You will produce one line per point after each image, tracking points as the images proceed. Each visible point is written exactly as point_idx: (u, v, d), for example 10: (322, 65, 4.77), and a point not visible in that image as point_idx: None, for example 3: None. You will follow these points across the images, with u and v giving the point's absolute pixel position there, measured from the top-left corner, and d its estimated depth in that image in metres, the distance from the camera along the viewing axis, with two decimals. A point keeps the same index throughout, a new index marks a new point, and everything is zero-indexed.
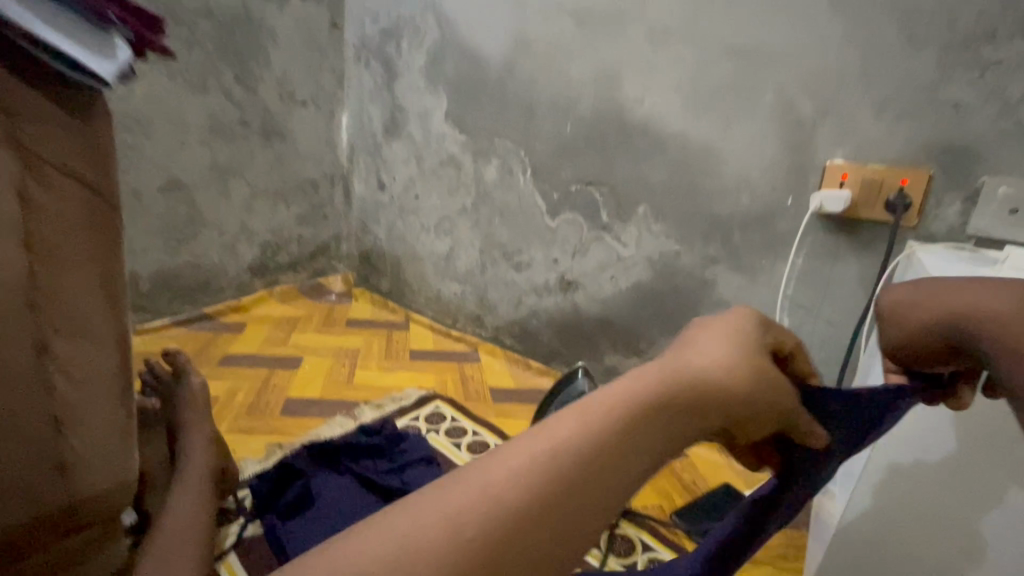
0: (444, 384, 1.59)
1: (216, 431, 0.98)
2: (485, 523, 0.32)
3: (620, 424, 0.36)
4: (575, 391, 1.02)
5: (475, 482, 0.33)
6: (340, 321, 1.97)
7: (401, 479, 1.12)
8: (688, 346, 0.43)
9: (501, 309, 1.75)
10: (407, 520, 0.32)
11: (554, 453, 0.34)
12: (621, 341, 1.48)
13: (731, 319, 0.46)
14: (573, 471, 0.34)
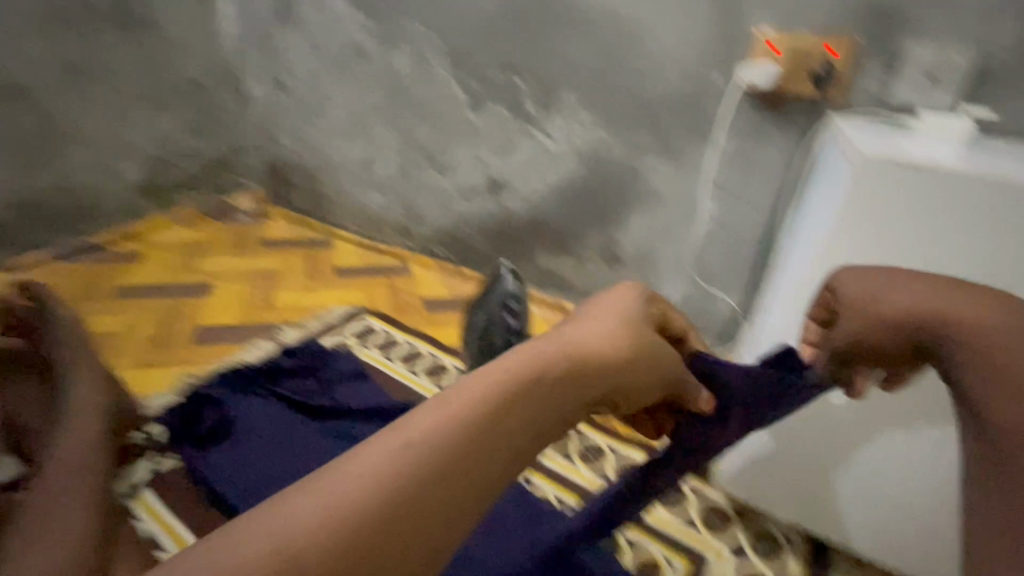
0: (374, 300, 1.52)
1: (103, 368, 0.87)
2: (382, 501, 0.28)
3: (525, 390, 0.34)
4: (501, 291, 0.98)
5: (372, 462, 0.29)
6: (255, 242, 1.80)
7: (330, 395, 1.07)
8: (581, 322, 0.43)
9: (428, 218, 1.64)
10: (297, 509, 0.27)
11: (455, 417, 0.32)
12: (553, 240, 1.44)
13: (619, 302, 0.48)
14: (478, 438, 0.31)
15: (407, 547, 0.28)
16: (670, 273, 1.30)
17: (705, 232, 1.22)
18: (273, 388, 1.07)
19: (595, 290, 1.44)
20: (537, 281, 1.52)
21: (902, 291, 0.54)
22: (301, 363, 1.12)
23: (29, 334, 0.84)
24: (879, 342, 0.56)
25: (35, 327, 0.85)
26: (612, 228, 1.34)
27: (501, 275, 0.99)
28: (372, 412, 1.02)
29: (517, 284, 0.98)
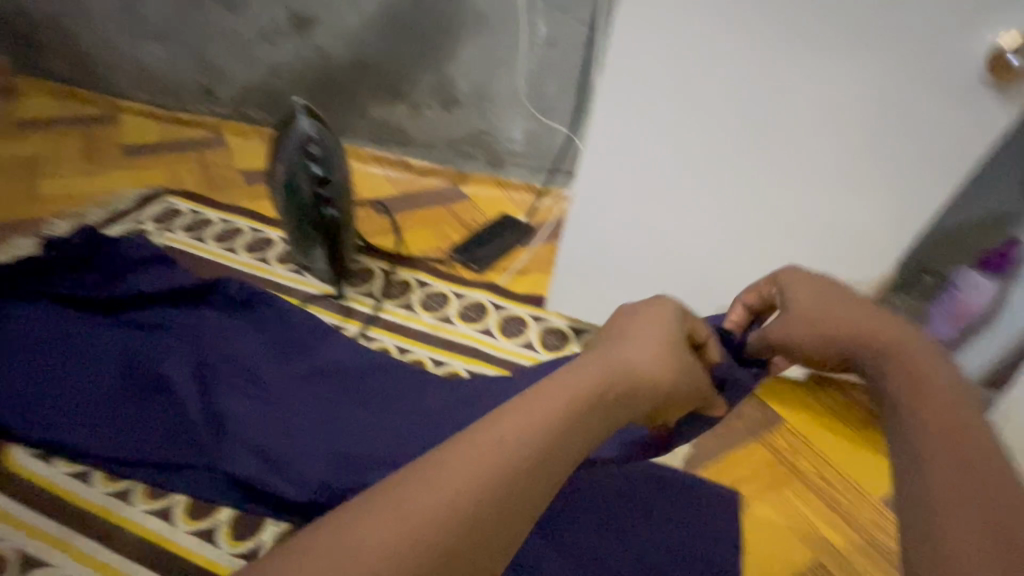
0: (178, 177, 1.27)
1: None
2: (466, 511, 0.32)
3: (579, 406, 0.39)
4: (296, 135, 0.83)
5: (473, 460, 0.34)
6: (6, 125, 1.40)
7: (119, 286, 0.91)
8: (622, 335, 0.47)
9: (231, 72, 1.36)
10: (401, 505, 0.32)
11: (537, 422, 0.37)
12: (381, 85, 1.26)
13: (657, 306, 0.51)
14: (546, 443, 0.36)
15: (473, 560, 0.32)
16: (510, 108, 1.21)
17: (538, 56, 1.12)
18: (38, 288, 0.88)
19: (437, 139, 1.31)
20: (374, 136, 1.36)
21: (839, 310, 0.55)
22: (74, 252, 0.91)
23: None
24: (811, 348, 0.56)
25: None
26: (442, 62, 1.19)
27: (293, 116, 0.83)
28: (175, 293, 0.89)
29: (316, 125, 0.83)
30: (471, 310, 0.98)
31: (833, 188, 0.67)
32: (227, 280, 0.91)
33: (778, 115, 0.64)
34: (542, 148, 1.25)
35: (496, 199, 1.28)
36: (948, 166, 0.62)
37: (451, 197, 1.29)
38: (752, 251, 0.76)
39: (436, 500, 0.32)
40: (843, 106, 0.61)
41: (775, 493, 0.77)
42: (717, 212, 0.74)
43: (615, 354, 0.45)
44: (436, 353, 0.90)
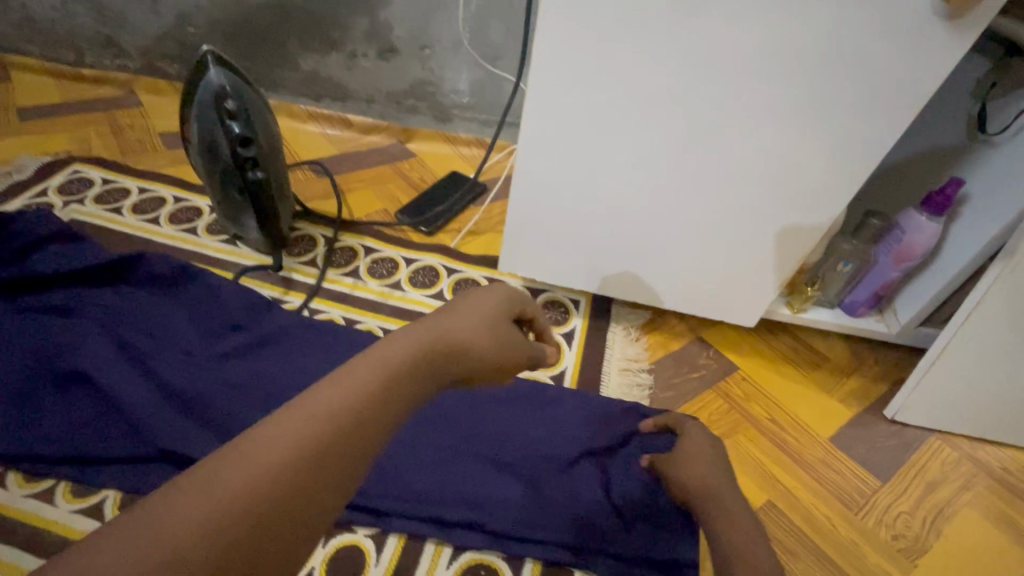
0: (87, 142, 1.14)
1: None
2: (282, 482, 0.29)
3: (401, 375, 0.36)
4: (206, 85, 0.74)
5: (275, 439, 0.30)
6: None
7: (20, 267, 0.81)
8: (449, 309, 0.43)
9: (135, 18, 1.20)
10: (191, 506, 0.27)
11: (355, 393, 0.34)
12: (308, 32, 1.15)
13: (485, 294, 0.46)
14: (362, 409, 0.33)
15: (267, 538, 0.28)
16: (452, 55, 1.13)
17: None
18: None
19: (376, 92, 1.21)
20: (307, 90, 1.25)
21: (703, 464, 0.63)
22: None
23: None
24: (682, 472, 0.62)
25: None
26: (374, 5, 1.08)
27: (200, 65, 0.74)
28: (85, 272, 0.80)
29: (227, 74, 0.75)
30: (422, 275, 0.94)
31: (775, 125, 0.65)
32: (147, 253, 0.82)
33: (718, 49, 0.61)
34: (490, 99, 1.18)
35: (444, 158, 1.21)
36: (890, 97, 0.60)
37: (396, 155, 1.21)
38: (697, 196, 0.74)
39: (230, 482, 0.28)
40: (784, 34, 0.58)
41: (732, 440, 0.79)
42: (659, 155, 0.71)
43: (434, 324, 0.41)
44: (386, 321, 0.86)
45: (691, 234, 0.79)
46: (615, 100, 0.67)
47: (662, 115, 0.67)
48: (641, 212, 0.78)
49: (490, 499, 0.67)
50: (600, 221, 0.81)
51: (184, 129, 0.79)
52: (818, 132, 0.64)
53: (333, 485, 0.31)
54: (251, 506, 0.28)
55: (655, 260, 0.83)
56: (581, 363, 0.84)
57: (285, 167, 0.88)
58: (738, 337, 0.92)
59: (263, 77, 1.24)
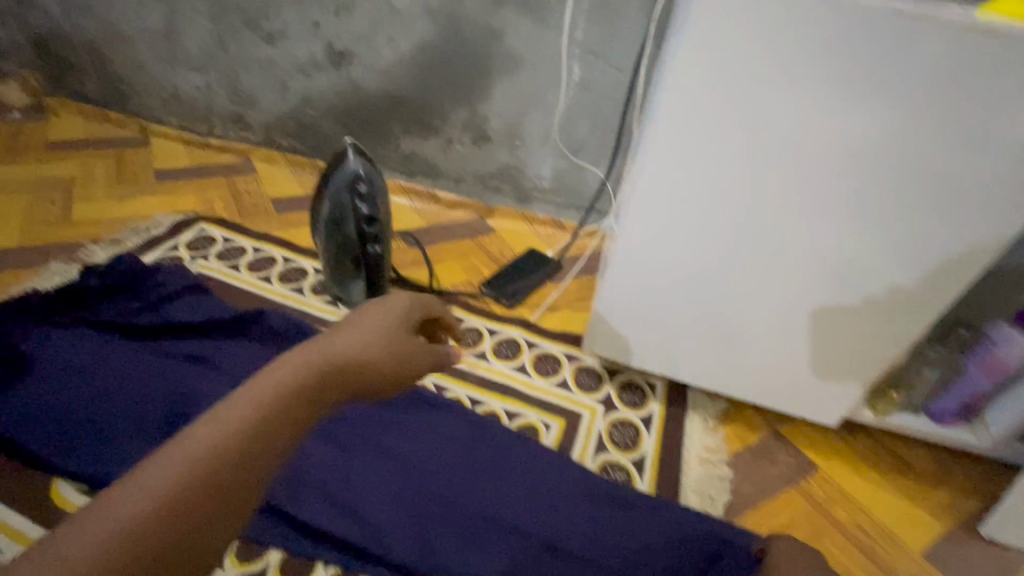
0: (210, 203, 1.29)
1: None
2: (192, 486, 0.36)
3: (300, 385, 0.42)
4: (345, 171, 0.84)
5: (182, 452, 0.37)
6: (37, 146, 1.40)
7: (158, 314, 0.91)
8: (347, 328, 0.50)
9: (264, 101, 1.38)
10: (121, 515, 0.34)
11: (252, 406, 0.40)
12: (413, 120, 1.28)
13: (387, 309, 0.53)
14: (258, 426, 0.39)
15: (184, 531, 0.35)
16: (540, 146, 1.23)
17: (570, 98, 1.14)
18: (79, 316, 0.88)
19: (465, 173, 1.33)
20: (402, 166, 1.38)
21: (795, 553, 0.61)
22: (119, 278, 0.92)
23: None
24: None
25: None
26: (476, 101, 1.21)
27: (341, 153, 0.85)
28: (214, 324, 0.89)
29: (362, 162, 0.85)
30: (506, 347, 0.99)
31: (847, 222, 0.66)
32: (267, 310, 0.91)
33: (791, 149, 0.63)
34: (570, 185, 1.27)
35: (521, 235, 1.30)
36: (936, 191, 0.61)
37: (478, 230, 1.30)
38: (766, 284, 0.75)
39: (142, 502, 0.34)
40: (829, 132, 0.60)
41: (818, 543, 0.78)
42: (730, 243, 0.72)
43: (329, 342, 0.47)
44: (473, 390, 0.91)
45: (765, 321, 0.79)
46: (691, 194, 0.70)
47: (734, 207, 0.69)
48: (716, 297, 0.79)
49: (489, 551, 0.70)
50: (675, 305, 0.82)
51: (315, 204, 0.90)
52: (902, 219, 0.64)
53: (235, 489, 0.37)
54: (163, 517, 0.34)
55: (716, 340, 0.84)
56: (660, 450, 0.85)
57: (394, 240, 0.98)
58: (815, 435, 0.92)
59: None
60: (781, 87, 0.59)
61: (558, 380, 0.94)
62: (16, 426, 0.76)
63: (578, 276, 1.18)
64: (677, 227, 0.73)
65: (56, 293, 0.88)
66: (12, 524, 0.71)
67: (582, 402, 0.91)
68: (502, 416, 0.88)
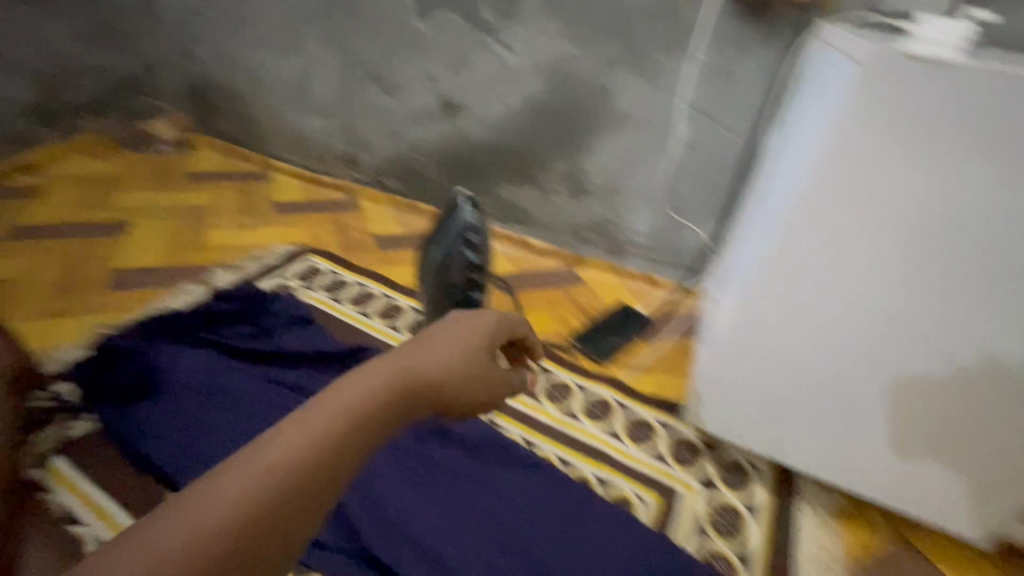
0: (319, 236, 1.38)
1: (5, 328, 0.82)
2: (266, 504, 0.30)
3: (385, 401, 0.37)
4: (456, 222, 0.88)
5: (251, 471, 0.31)
6: (180, 175, 1.57)
7: (271, 341, 0.97)
8: (434, 336, 0.44)
9: (377, 145, 1.48)
10: (193, 529, 0.28)
11: (314, 438, 0.32)
12: (514, 170, 1.32)
13: (465, 323, 0.47)
14: (348, 437, 0.34)
15: (251, 559, 0.29)
16: (639, 201, 1.22)
17: (675, 157, 1.14)
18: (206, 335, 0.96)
19: (559, 224, 1.34)
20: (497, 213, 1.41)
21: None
22: (241, 306, 1.00)
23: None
24: None
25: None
26: (577, 155, 1.23)
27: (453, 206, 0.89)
28: (322, 356, 0.93)
29: (475, 211, 0.90)
30: (596, 406, 0.95)
31: (990, 300, 0.60)
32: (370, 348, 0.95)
33: (933, 212, 0.59)
34: (666, 243, 1.24)
35: (611, 289, 1.28)
36: None
37: (567, 280, 1.29)
38: (893, 363, 0.68)
39: (210, 517, 0.28)
40: (961, 200, 0.57)
41: None
42: (855, 312, 0.67)
43: (409, 350, 0.41)
44: (563, 451, 0.88)
45: (889, 405, 0.71)
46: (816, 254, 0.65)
47: (864, 271, 0.64)
48: (832, 372, 0.72)
49: None
50: (784, 379, 0.76)
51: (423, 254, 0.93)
52: None
53: (309, 514, 0.31)
54: (234, 538, 0.29)
55: (829, 423, 0.76)
56: (769, 541, 0.78)
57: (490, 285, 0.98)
58: (953, 548, 0.80)
59: None
60: (928, 148, 0.56)
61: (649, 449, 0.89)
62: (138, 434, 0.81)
63: (671, 337, 1.13)
64: (799, 288, 0.68)
65: (190, 313, 0.97)
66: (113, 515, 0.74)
67: (678, 478, 0.85)
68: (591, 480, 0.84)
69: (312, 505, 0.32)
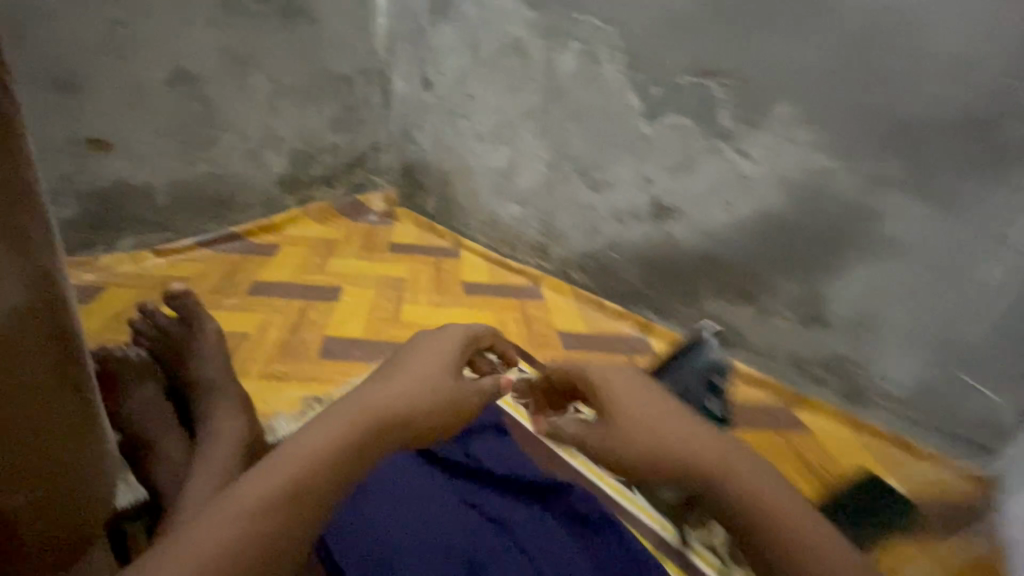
0: (505, 324, 1.34)
1: (252, 418, 0.83)
2: (276, 512, 0.44)
3: (347, 438, 0.49)
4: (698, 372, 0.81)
5: (234, 511, 0.44)
6: (382, 246, 1.68)
7: (464, 448, 0.89)
8: (384, 381, 0.57)
9: (571, 238, 1.44)
10: (192, 548, 0.41)
11: (273, 487, 0.45)
12: (728, 284, 1.17)
13: (417, 348, 0.65)
14: (328, 463, 0.48)
15: (291, 521, 0.45)
16: (898, 345, 0.99)
17: (959, 299, 0.91)
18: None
19: (775, 351, 1.14)
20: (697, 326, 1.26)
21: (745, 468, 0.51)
22: None
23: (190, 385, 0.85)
24: None
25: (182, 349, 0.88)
26: (817, 281, 1.05)
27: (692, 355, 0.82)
28: (520, 482, 0.84)
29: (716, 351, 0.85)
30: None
31: None
32: (569, 485, 0.84)
33: None
34: (930, 401, 0.98)
35: (845, 444, 1.03)
36: None
37: (785, 422, 1.08)
38: None
39: (219, 537, 0.42)
40: None
41: None
42: None
43: (380, 390, 0.56)
44: None
45: None
46: None
47: None
48: None
49: None
50: None
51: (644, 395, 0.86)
52: None
53: (334, 486, 0.48)
54: (253, 536, 0.43)
55: None
56: None
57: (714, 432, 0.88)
58: None
59: (659, 306, 1.31)
60: None
61: None
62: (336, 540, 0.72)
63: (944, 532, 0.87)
64: None
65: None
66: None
67: None
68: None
69: (294, 523, 0.45)
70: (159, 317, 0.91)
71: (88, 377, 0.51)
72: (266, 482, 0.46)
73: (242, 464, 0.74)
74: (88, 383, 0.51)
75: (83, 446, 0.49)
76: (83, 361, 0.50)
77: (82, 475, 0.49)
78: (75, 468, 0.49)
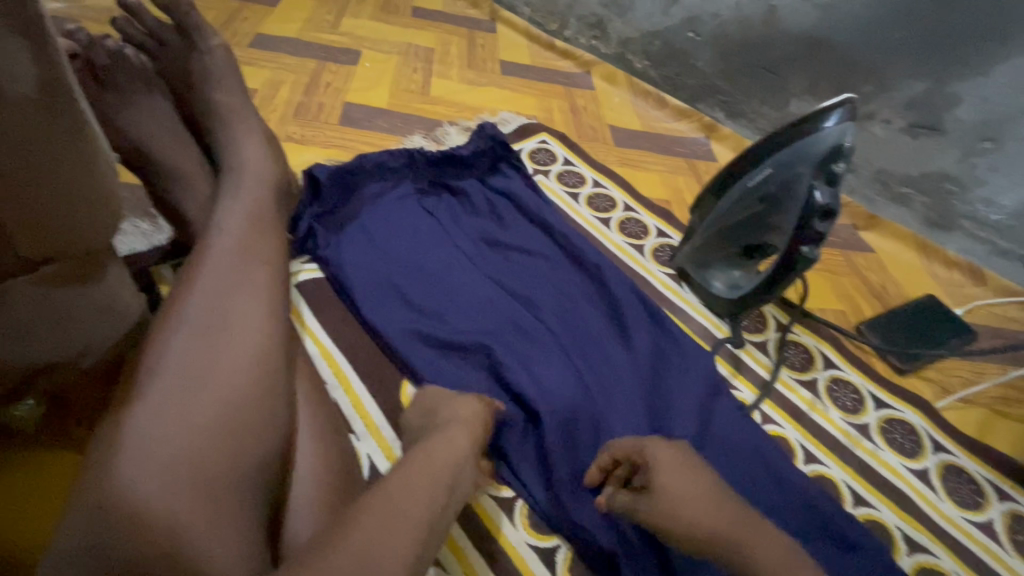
0: (549, 112, 1.16)
1: (279, 153, 0.70)
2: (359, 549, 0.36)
3: (421, 478, 0.43)
4: (833, 130, 0.60)
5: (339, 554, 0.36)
6: (403, 7, 1.39)
7: (486, 232, 0.82)
8: (437, 438, 0.50)
9: (640, 12, 1.17)
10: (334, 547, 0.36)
11: (365, 532, 0.37)
12: (831, 77, 0.96)
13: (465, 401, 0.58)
14: (427, 497, 0.42)
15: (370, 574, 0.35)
16: (1016, 161, 0.83)
17: None
18: (442, 183, 0.86)
19: (862, 165, 0.99)
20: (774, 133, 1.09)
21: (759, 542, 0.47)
22: (443, 166, 0.86)
23: (205, 108, 0.70)
24: None
25: (190, 66, 0.72)
26: (952, 74, 0.83)
27: (846, 104, 0.60)
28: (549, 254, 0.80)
29: (791, 155, 0.62)
30: (843, 395, 0.74)
31: None
32: (676, 376, 0.70)
33: None
34: None
35: (908, 265, 0.95)
36: None
37: (850, 242, 0.98)
38: None
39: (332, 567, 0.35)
40: None
41: None
42: None
43: (426, 451, 0.48)
44: (852, 478, 0.66)
45: None
46: None
47: None
48: None
49: None
50: None
51: (743, 155, 0.66)
52: None
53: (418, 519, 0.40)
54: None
55: None
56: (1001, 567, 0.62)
57: (771, 222, 0.68)
58: None
59: (732, 104, 1.12)
60: None
61: (982, 519, 0.65)
62: (407, 341, 0.70)
63: (999, 359, 0.82)
64: None
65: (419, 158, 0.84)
66: (372, 415, 0.65)
67: (985, 509, 0.66)
68: (845, 497, 0.65)
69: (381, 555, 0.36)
70: (142, 27, 0.72)
71: (83, 111, 0.37)
72: (398, 501, 0.40)
73: (274, 210, 0.63)
74: (105, 195, 0.41)
75: (72, 228, 0.39)
76: (84, 140, 0.38)
77: (69, 253, 0.40)
78: (13, 130, 0.33)
